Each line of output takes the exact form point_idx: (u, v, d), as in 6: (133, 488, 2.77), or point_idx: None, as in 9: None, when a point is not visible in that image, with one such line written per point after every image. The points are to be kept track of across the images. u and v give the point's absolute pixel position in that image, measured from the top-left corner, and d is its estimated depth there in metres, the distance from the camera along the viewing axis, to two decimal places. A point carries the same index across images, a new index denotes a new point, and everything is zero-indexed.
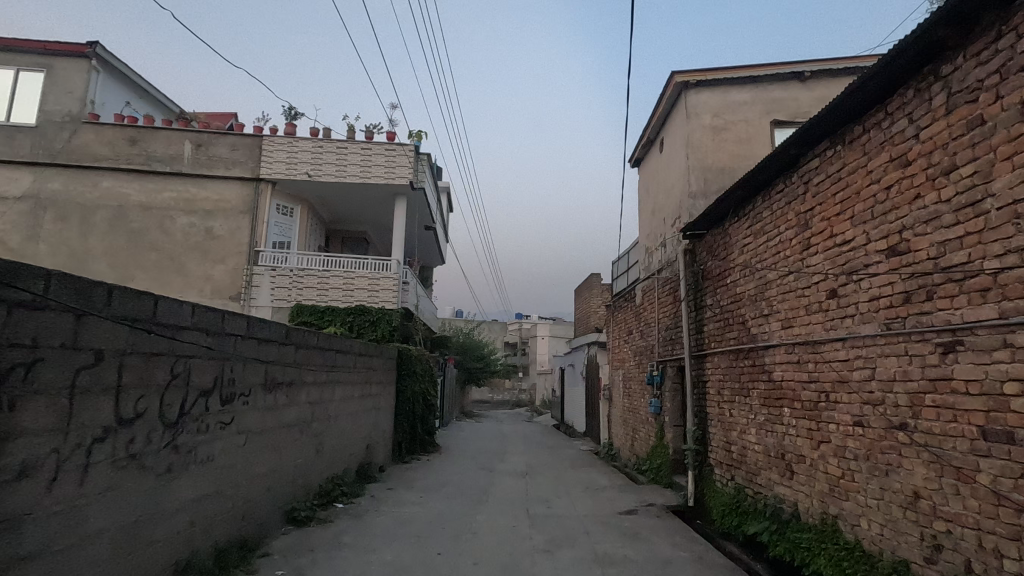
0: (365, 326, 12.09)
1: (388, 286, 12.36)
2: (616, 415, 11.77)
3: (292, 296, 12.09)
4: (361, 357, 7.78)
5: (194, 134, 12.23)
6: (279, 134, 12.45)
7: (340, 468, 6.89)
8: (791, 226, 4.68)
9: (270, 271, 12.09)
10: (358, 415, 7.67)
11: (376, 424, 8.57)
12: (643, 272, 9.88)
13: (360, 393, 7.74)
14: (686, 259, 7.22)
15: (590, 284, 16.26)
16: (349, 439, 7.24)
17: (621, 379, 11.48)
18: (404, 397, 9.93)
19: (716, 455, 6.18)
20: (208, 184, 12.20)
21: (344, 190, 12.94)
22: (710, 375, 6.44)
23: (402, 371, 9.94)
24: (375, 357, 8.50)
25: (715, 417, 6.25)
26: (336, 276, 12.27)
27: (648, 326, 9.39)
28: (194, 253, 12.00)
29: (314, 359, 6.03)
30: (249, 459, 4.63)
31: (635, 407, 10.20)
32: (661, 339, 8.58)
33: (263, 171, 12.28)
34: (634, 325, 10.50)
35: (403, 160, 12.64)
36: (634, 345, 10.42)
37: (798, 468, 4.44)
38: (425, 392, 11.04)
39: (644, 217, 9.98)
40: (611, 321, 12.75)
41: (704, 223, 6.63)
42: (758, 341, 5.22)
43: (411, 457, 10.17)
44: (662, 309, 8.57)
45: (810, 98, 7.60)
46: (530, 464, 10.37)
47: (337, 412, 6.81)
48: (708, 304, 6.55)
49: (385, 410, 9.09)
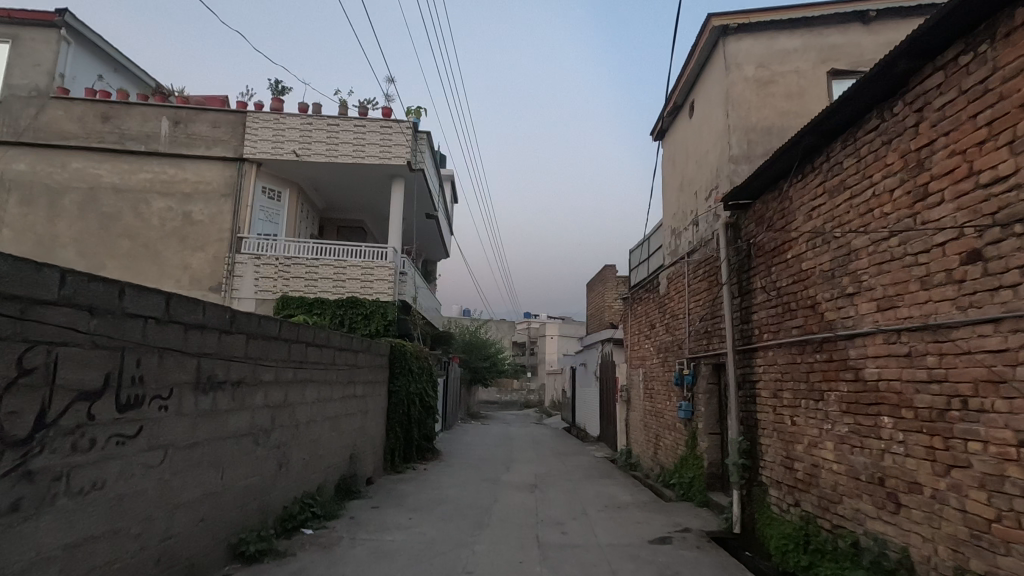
0: (358, 320, 10.97)
1: (384, 276, 11.24)
2: (636, 420, 10.56)
3: (278, 287, 11.02)
4: (342, 353, 6.64)
5: (173, 110, 11.19)
6: (265, 109, 11.37)
7: (313, 484, 5.76)
8: (892, 172, 3.49)
9: (255, 260, 11.03)
10: (338, 421, 6.53)
11: (362, 431, 7.44)
12: (669, 257, 8.67)
13: (341, 395, 6.61)
14: (728, 235, 6.02)
15: (604, 276, 15.05)
16: (324, 450, 6.09)
17: (641, 379, 10.30)
18: (398, 398, 8.79)
19: (771, 474, 4.99)
20: (187, 165, 11.16)
21: (337, 172, 11.86)
22: (761, 374, 5.26)
23: (395, 369, 8.80)
24: (361, 354, 7.36)
25: (769, 426, 5.06)
26: (326, 266, 11.18)
27: (676, 318, 8.18)
28: (171, 240, 10.96)
29: (274, 353, 4.89)
30: (171, 482, 3.50)
31: (659, 411, 9.01)
32: (693, 332, 7.37)
33: (247, 151, 11.21)
34: (658, 318, 9.29)
35: (400, 139, 11.52)
36: (657, 341, 9.22)
37: (909, 501, 3.24)
38: (423, 393, 9.90)
39: (670, 194, 8.78)
40: (630, 316, 11.54)
41: (754, 188, 5.42)
42: (836, 329, 4.03)
43: (405, 466, 9.04)
44: (694, 297, 7.37)
45: (875, 43, 6.37)
46: (540, 474, 9.20)
47: (308, 418, 5.67)
48: (758, 287, 5.35)
49: (374, 414, 7.96)
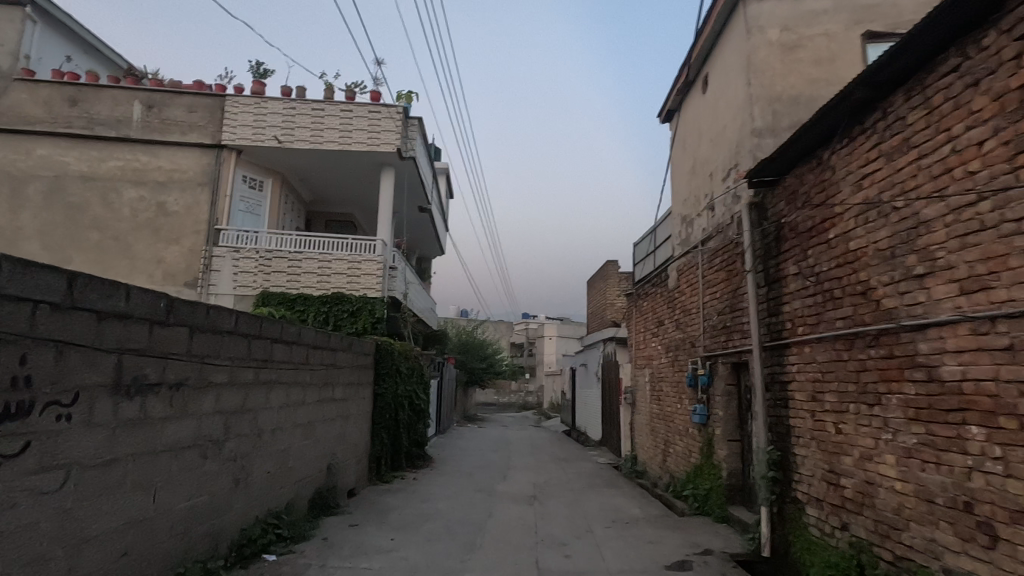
0: (343, 318, 10.24)
1: (372, 271, 10.52)
2: (642, 424, 9.87)
3: (258, 282, 10.30)
4: (317, 352, 5.92)
5: (146, 93, 10.47)
6: (244, 93, 10.66)
7: (280, 501, 5.03)
8: (980, 121, 2.81)
9: (233, 253, 10.30)
10: (312, 428, 5.81)
11: (343, 438, 6.72)
12: (680, 247, 7.98)
13: (316, 399, 5.89)
14: (752, 217, 5.32)
15: (605, 272, 14.36)
16: (294, 461, 5.36)
17: (648, 380, 9.61)
18: (384, 402, 8.05)
19: (809, 490, 4.30)
20: (161, 152, 10.44)
21: (322, 160, 11.14)
22: (794, 374, 4.57)
23: (381, 370, 8.07)
24: (341, 353, 6.63)
25: (807, 433, 4.36)
26: (310, 260, 10.46)
27: (688, 313, 7.47)
28: (143, 232, 10.23)
29: (228, 350, 4.16)
30: (78, 510, 2.78)
31: (668, 415, 8.30)
32: (708, 328, 6.66)
33: (225, 137, 10.49)
34: (666, 314, 8.58)
35: (389, 124, 10.81)
36: (666, 339, 8.52)
37: (1011, 535, 2.54)
38: (412, 396, 9.17)
39: (681, 179, 8.09)
40: (635, 313, 10.83)
41: (785, 161, 4.73)
42: (899, 318, 3.34)
43: (393, 475, 8.33)
44: (710, 290, 6.67)
45: (914, 3, 5.69)
46: (539, 483, 8.50)
47: (275, 426, 4.95)
48: (791, 274, 4.66)
49: (357, 420, 7.26)
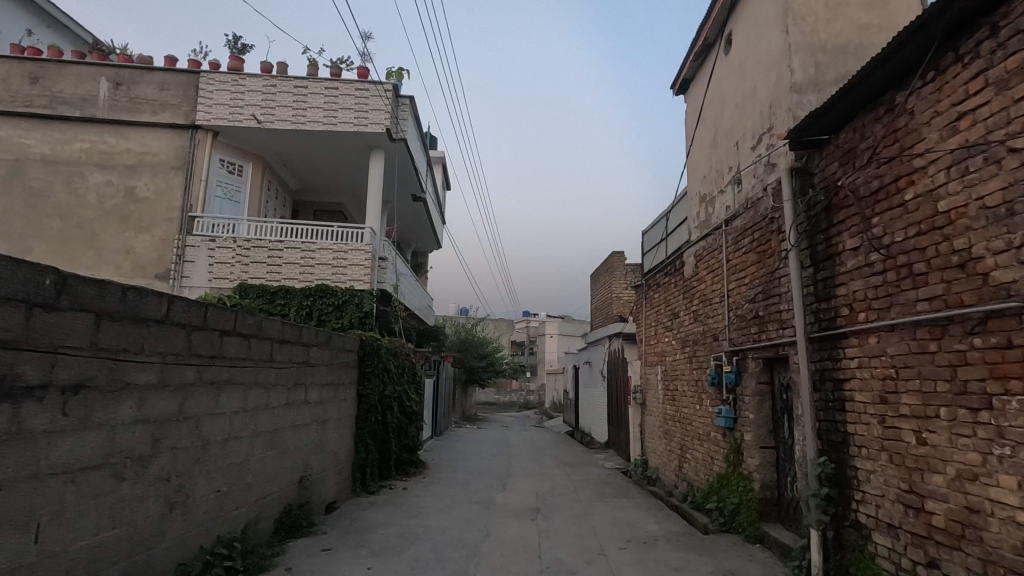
0: (328, 312, 9.41)
1: (359, 261, 9.69)
2: (654, 427, 9.05)
3: (235, 274, 9.48)
4: (284, 348, 5.10)
5: (113, 70, 9.66)
6: (221, 69, 9.84)
7: (235, 525, 4.22)
8: None
9: (209, 243, 9.49)
10: (279, 437, 4.99)
11: (319, 446, 5.91)
12: (698, 230, 7.16)
13: (283, 403, 5.07)
14: (793, 185, 4.50)
15: (610, 264, 13.53)
16: (255, 477, 4.54)
17: (660, 378, 8.79)
18: (369, 404, 7.22)
19: (877, 514, 3.49)
20: (131, 133, 9.63)
21: (306, 143, 10.32)
22: (853, 371, 3.75)
23: (365, 369, 7.24)
24: (316, 349, 5.81)
25: (872, 443, 3.54)
26: (293, 250, 9.64)
27: (709, 303, 6.63)
28: (111, 220, 9.42)
29: (157, 344, 3.34)
30: None
31: (686, 417, 7.48)
32: (735, 319, 5.83)
33: (200, 116, 9.67)
34: (683, 306, 7.75)
35: (377, 103, 9.99)
36: (682, 333, 7.70)
37: None
38: (402, 397, 8.35)
39: (699, 154, 7.27)
40: (645, 305, 9.99)
41: (839, 114, 3.91)
42: (1021, 295, 2.53)
43: (380, 485, 7.51)
44: (737, 276, 5.84)
45: None
46: (542, 493, 7.69)
47: (227, 435, 4.14)
48: (848, 249, 3.84)
49: (337, 424, 6.45)
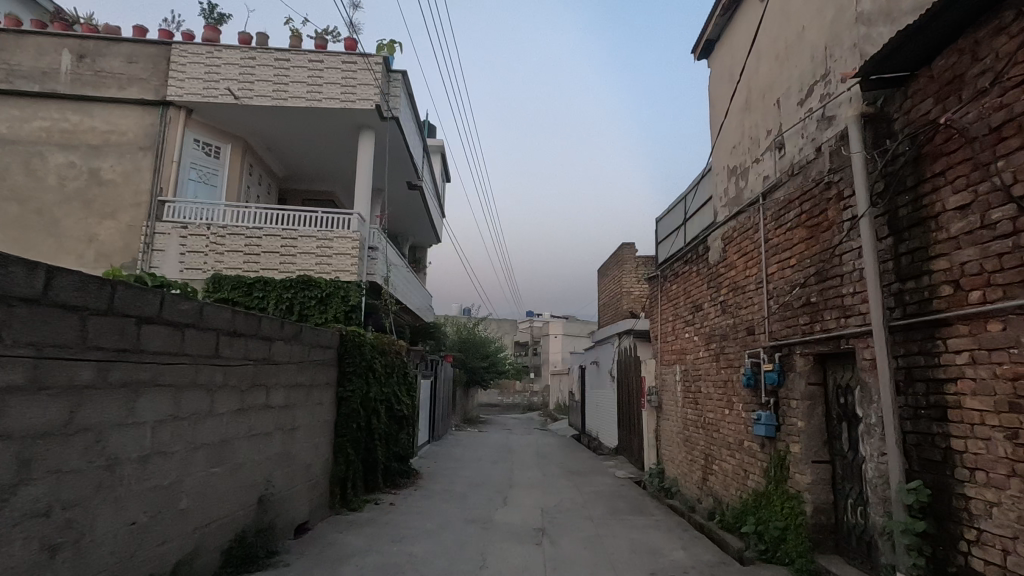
0: (311, 306, 8.54)
1: (346, 250, 8.80)
2: (673, 433, 8.14)
3: (209, 264, 8.61)
4: (236, 342, 4.19)
5: (77, 41, 8.81)
6: (194, 40, 8.99)
7: (163, 564, 3.34)
8: None
9: (180, 230, 8.63)
10: (230, 449, 4.09)
11: (286, 458, 5.03)
12: (727, 209, 6.25)
13: (236, 408, 4.18)
14: (865, 136, 3.59)
15: (620, 257, 12.63)
16: (193, 500, 3.65)
17: (680, 379, 7.87)
18: (351, 408, 6.32)
19: (1006, 563, 2.57)
20: (96, 110, 8.78)
21: (289, 122, 9.45)
22: (962, 368, 2.84)
23: (346, 368, 6.34)
24: (282, 343, 4.92)
25: (996, 467, 2.63)
26: (273, 238, 8.77)
27: (742, 292, 5.71)
28: (73, 205, 8.58)
29: (26, 332, 2.47)
30: None
31: (712, 423, 6.56)
32: (778, 308, 4.91)
33: (171, 91, 8.82)
34: (707, 296, 6.83)
35: (366, 77, 9.12)
36: (707, 327, 6.78)
37: None
38: (391, 400, 7.46)
39: (728, 122, 6.35)
40: (661, 298, 9.06)
41: (938, 36, 3.00)
42: None
43: (364, 499, 6.62)
44: (779, 257, 4.93)
45: None
46: (549, 510, 6.78)
47: (150, 450, 3.24)
48: (950, 208, 2.94)
49: (311, 432, 5.57)
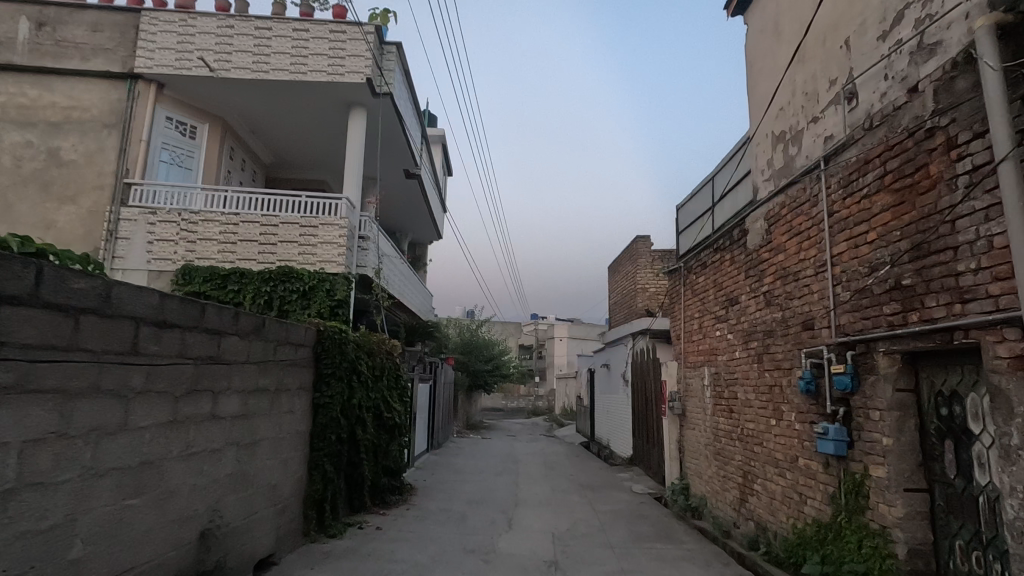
0: (292, 300, 7.64)
1: (332, 238, 7.90)
2: (701, 444, 7.18)
3: (179, 253, 7.71)
4: (168, 336, 3.26)
5: (36, 7, 7.94)
6: (167, 7, 8.13)
7: None
8: None
9: (148, 216, 7.73)
10: (157, 474, 3.17)
11: (243, 479, 4.11)
12: (771, 183, 5.32)
13: (169, 420, 3.27)
14: (999, 56, 2.66)
15: (634, 251, 11.70)
16: (98, 544, 2.75)
17: (710, 384, 6.91)
18: (329, 417, 5.38)
19: None
20: (57, 84, 7.91)
21: (272, 99, 8.58)
22: None
23: (323, 370, 5.39)
24: (237, 338, 4.00)
25: None
26: (251, 225, 7.88)
27: (795, 279, 4.76)
28: (28, 188, 7.68)
29: None
30: None
31: (752, 435, 5.60)
32: (849, 296, 3.95)
33: (140, 63, 7.95)
34: (745, 287, 5.88)
35: (356, 48, 8.23)
36: (745, 323, 5.83)
37: None
38: (378, 407, 6.53)
39: (773, 82, 5.42)
40: (685, 292, 8.10)
41: None
42: None
43: (346, 522, 5.70)
44: (850, 233, 3.98)
45: None
46: (560, 536, 5.83)
47: (14, 483, 2.32)
48: None
49: (278, 446, 4.64)
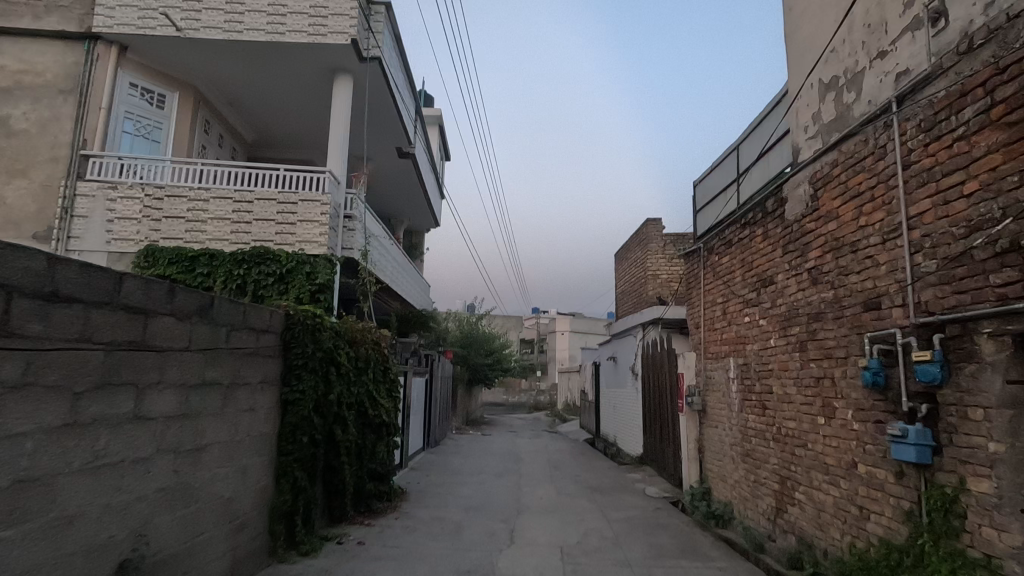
0: (268, 285, 6.87)
1: (313, 215, 7.11)
2: (726, 445, 6.40)
3: (142, 232, 6.93)
4: (60, 314, 2.47)
5: None
6: None
7: None
8: None
9: (107, 191, 6.94)
10: (46, 494, 2.40)
11: (185, 494, 3.33)
12: (819, 141, 4.53)
13: (65, 423, 2.50)
14: None
15: (644, 236, 10.89)
16: None
17: (736, 377, 6.14)
18: (300, 416, 4.61)
19: None
20: (6, 46, 7.11)
21: (247, 63, 7.78)
22: None
23: (293, 362, 4.61)
24: (172, 320, 3.20)
25: None
26: (223, 201, 7.10)
27: (853, 250, 3.97)
28: None
29: None
30: None
31: (793, 436, 4.81)
32: (937, 265, 3.16)
33: (99, 22, 7.15)
34: (783, 265, 5.09)
35: (339, 5, 7.40)
36: (783, 306, 5.04)
37: None
38: (362, 403, 5.75)
39: (820, 22, 4.61)
40: (705, 276, 7.30)
41: None
42: None
43: (322, 537, 4.94)
44: (936, 186, 3.19)
45: None
46: (570, 552, 5.06)
47: None
48: None
49: (233, 452, 3.86)
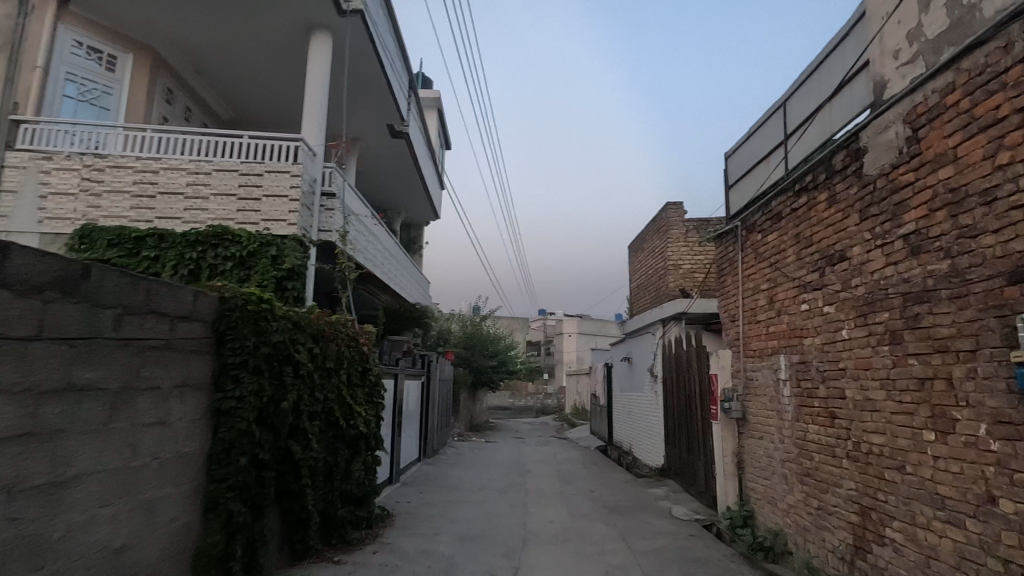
0: (226, 269, 5.82)
1: (282, 189, 6.06)
2: (775, 461, 5.28)
3: (80, 210, 5.91)
4: None
5: None
6: None
7: None
8: None
9: (41, 162, 5.94)
10: None
11: (34, 550, 2.27)
12: (919, 65, 3.42)
13: None
14: None
15: (664, 222, 9.77)
16: None
17: (789, 379, 5.02)
18: (236, 430, 3.53)
19: None
20: None
21: (211, 18, 6.76)
22: None
23: (228, 360, 3.54)
24: (6, 295, 2.15)
25: None
26: (176, 173, 6.06)
27: (988, 200, 2.85)
28: None
29: None
30: None
31: (883, 455, 3.68)
32: None
33: None
34: (860, 233, 3.98)
35: None
36: (863, 285, 3.93)
37: None
38: (330, 412, 4.68)
39: None
40: (743, 259, 6.19)
41: None
42: None
43: None
44: None
45: None
46: None
47: None
48: None
49: (127, 483, 2.78)
